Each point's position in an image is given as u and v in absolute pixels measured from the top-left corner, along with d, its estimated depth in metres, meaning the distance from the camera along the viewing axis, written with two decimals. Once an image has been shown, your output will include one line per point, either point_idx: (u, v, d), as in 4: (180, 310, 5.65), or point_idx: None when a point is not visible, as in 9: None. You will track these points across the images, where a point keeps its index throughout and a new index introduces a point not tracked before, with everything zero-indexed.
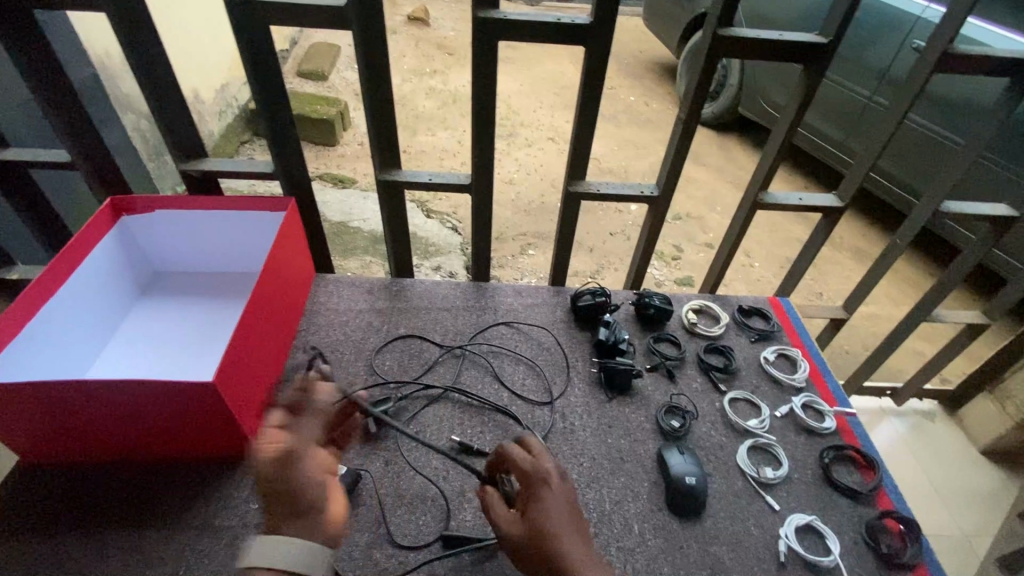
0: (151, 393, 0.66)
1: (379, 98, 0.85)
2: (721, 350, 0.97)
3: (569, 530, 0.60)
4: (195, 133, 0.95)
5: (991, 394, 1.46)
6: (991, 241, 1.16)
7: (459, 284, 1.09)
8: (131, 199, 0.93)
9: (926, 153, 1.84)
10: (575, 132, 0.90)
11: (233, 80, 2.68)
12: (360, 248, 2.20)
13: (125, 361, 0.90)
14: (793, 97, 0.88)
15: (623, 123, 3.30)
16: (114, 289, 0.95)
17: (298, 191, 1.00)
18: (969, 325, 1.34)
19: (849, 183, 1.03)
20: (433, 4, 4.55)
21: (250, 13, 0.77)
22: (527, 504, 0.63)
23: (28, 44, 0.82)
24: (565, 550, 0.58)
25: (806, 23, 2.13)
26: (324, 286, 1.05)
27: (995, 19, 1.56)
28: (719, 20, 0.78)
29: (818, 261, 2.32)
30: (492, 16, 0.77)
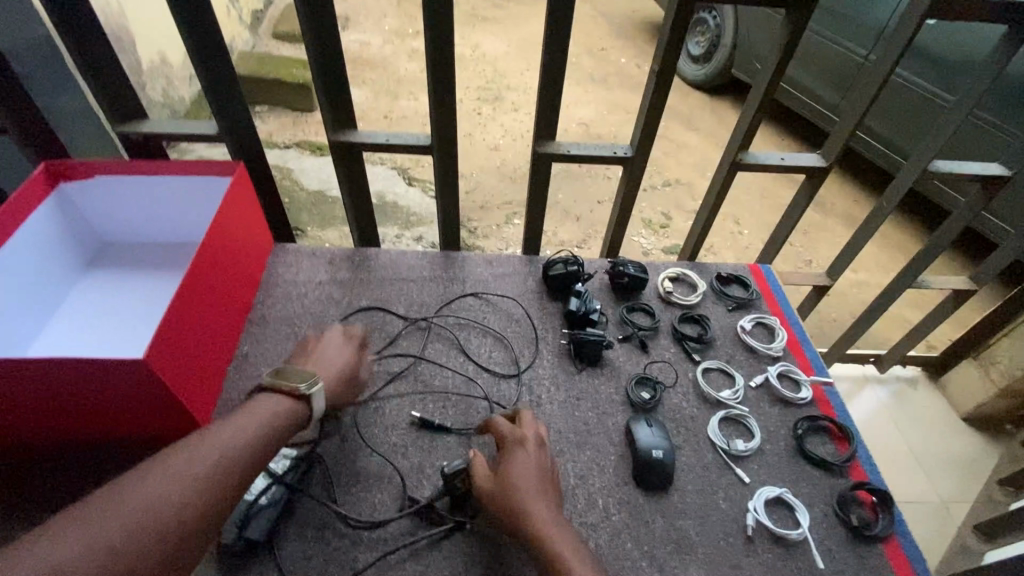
0: (79, 371, 0.61)
1: (326, 50, 0.78)
2: (696, 320, 0.94)
3: (536, 491, 0.63)
4: (132, 91, 0.87)
5: (975, 360, 1.45)
6: (980, 203, 1.12)
7: (426, 254, 1.04)
8: (68, 164, 0.86)
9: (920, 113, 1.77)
10: (541, 87, 0.84)
11: None
12: (339, 218, 2.13)
13: (70, 338, 0.85)
14: (776, 48, 0.82)
15: (613, 86, 3.19)
16: (56, 262, 0.89)
17: (248, 155, 0.93)
18: (955, 291, 1.30)
19: (834, 141, 0.98)
20: None
21: None
22: (498, 465, 0.67)
23: None
24: (530, 509, 0.61)
25: None
26: (283, 257, 1.00)
27: None
28: None
29: (807, 228, 2.27)
30: None
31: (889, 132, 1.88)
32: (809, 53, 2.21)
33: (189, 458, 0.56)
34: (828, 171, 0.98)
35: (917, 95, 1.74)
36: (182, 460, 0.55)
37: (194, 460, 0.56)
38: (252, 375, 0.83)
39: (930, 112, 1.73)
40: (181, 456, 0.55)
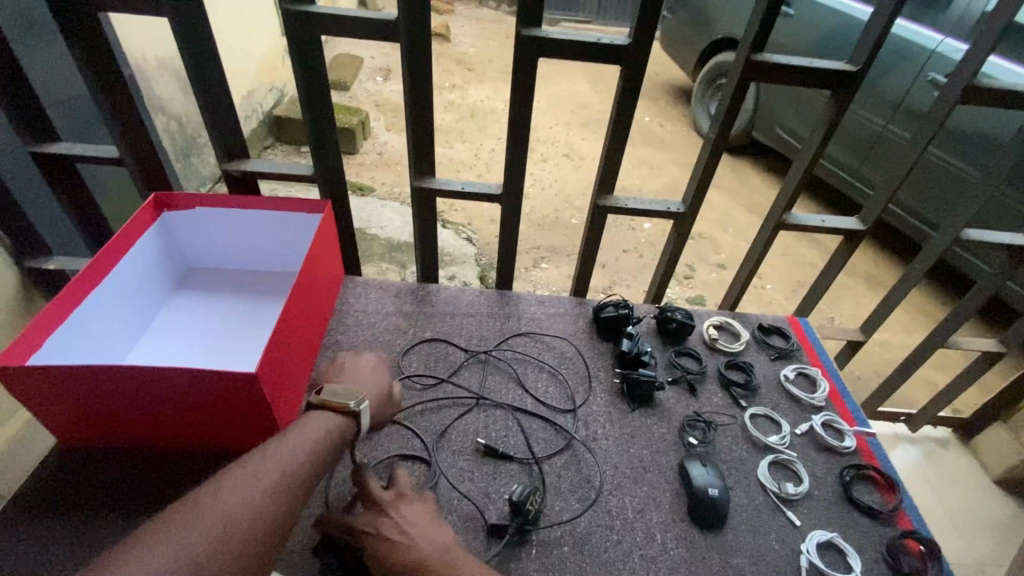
0: (193, 380, 0.68)
1: (420, 108, 0.88)
2: (741, 367, 0.99)
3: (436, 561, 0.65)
4: (240, 135, 0.97)
5: (1005, 424, 1.46)
6: (1007, 271, 1.18)
7: (484, 292, 1.11)
8: (174, 196, 0.96)
9: (940, 182, 1.87)
10: (606, 148, 0.93)
11: (259, 86, 2.76)
12: (379, 255, 2.23)
13: (160, 353, 0.92)
14: (820, 124, 0.90)
15: (638, 143, 3.35)
16: (154, 281, 0.98)
17: (334, 195, 1.02)
18: (984, 353, 1.34)
19: (871, 207, 1.05)
20: (455, 21, 4.67)
21: (302, 27, 0.80)
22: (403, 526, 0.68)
23: (89, 37, 0.85)
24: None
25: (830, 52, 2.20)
26: (353, 288, 1.08)
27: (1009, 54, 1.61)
28: (753, 47, 0.80)
29: (830, 286, 2.33)
30: (535, 34, 0.80)
31: (912, 199, 1.97)
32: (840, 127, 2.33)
33: (262, 472, 0.59)
34: (865, 234, 1.05)
35: (944, 169, 1.84)
36: (253, 479, 0.58)
37: (259, 473, 0.59)
38: None
39: (956, 184, 1.82)
40: (249, 473, 0.59)
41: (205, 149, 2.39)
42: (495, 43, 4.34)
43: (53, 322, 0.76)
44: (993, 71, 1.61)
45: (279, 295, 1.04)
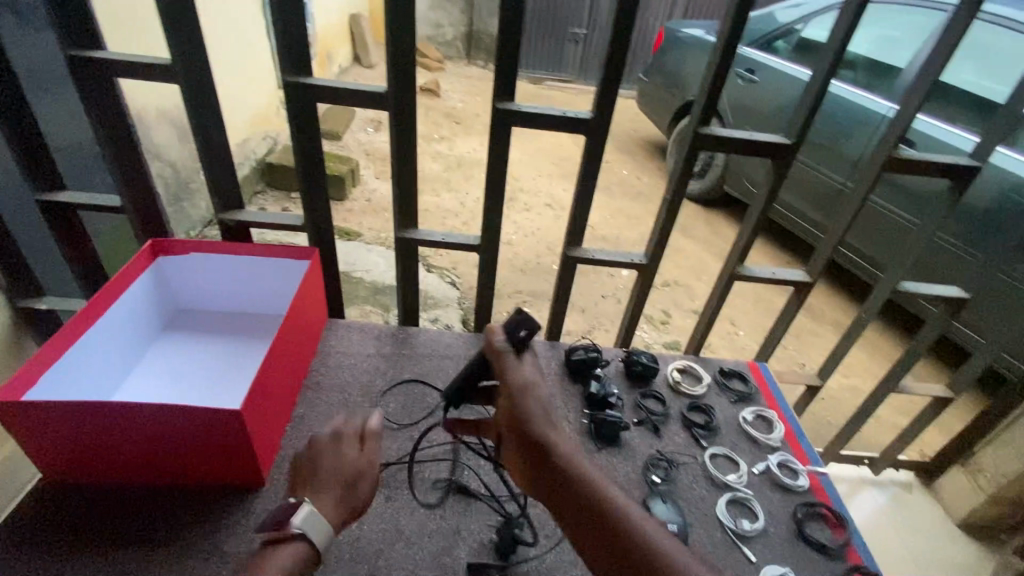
0: (179, 417, 0.72)
1: (405, 167, 0.97)
2: (702, 408, 1.05)
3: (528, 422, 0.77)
4: (236, 187, 1.04)
5: (963, 467, 1.52)
6: (945, 321, 1.28)
7: (461, 335, 1.17)
8: (170, 242, 1.02)
9: (886, 230, 2.04)
10: (575, 205, 1.02)
11: (253, 134, 2.87)
12: (363, 297, 2.28)
13: (144, 393, 0.95)
14: (765, 187, 1.01)
15: (616, 194, 3.52)
16: (144, 323, 1.02)
17: (322, 242, 1.09)
18: (936, 398, 1.42)
19: (818, 259, 1.15)
20: (444, 77, 4.93)
21: (300, 94, 0.89)
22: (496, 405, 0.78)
23: (103, 99, 0.93)
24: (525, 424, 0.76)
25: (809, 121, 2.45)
26: (336, 330, 1.13)
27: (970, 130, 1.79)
28: (700, 120, 0.91)
29: (799, 333, 2.43)
30: (510, 107, 0.89)
31: (862, 244, 2.15)
32: (802, 180, 2.57)
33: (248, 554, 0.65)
34: (812, 285, 1.14)
35: (888, 217, 2.01)
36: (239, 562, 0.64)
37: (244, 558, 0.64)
38: (306, 434, 0.92)
39: (900, 234, 1.98)
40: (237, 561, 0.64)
41: (198, 193, 2.46)
42: (482, 99, 4.59)
43: (48, 359, 0.80)
44: (1002, 160, 1.80)
45: (265, 336, 1.08)
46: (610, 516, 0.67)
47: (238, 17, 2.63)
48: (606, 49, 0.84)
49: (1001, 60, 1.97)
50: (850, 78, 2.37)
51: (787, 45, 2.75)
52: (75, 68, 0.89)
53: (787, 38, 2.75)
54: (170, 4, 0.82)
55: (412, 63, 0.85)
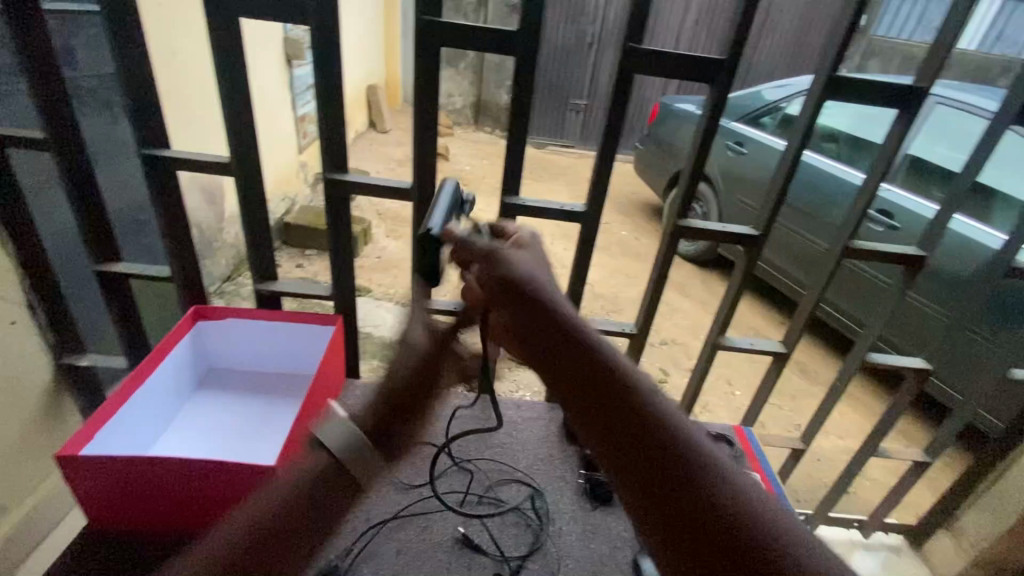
0: (221, 472, 0.81)
1: None
2: None
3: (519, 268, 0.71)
4: (271, 260, 1.17)
5: (947, 530, 1.57)
6: (916, 391, 1.37)
7: (468, 395, 1.26)
8: (211, 308, 1.14)
9: (868, 292, 2.19)
10: (572, 282, 1.14)
11: (274, 195, 3.07)
12: (372, 352, 2.36)
13: (180, 447, 1.04)
14: (741, 268, 1.13)
15: (615, 254, 3.68)
16: (182, 381, 1.12)
17: (345, 310, 1.20)
18: (916, 462, 1.49)
19: (793, 329, 1.25)
20: (453, 142, 5.26)
21: (335, 185, 1.03)
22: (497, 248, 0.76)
23: (165, 187, 1.08)
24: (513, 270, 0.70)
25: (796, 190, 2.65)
26: (353, 390, 1.23)
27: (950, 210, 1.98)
28: (678, 214, 1.04)
29: (792, 393, 2.50)
30: (514, 202, 1.04)
31: (843, 302, 2.30)
32: (791, 246, 2.74)
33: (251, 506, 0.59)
34: (788, 355, 1.25)
35: (861, 276, 2.19)
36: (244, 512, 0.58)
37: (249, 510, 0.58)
38: None
39: (876, 293, 2.15)
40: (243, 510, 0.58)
41: (220, 251, 2.63)
42: (488, 162, 4.88)
43: (103, 418, 0.90)
44: (963, 231, 1.95)
45: (289, 396, 1.18)
46: (653, 420, 0.57)
47: (267, 91, 2.88)
48: (598, 156, 0.98)
49: (970, 142, 2.18)
50: (832, 149, 2.57)
51: (772, 121, 2.96)
52: (146, 163, 1.05)
53: (772, 115, 2.98)
54: (234, 114, 0.98)
55: (432, 163, 1.00)
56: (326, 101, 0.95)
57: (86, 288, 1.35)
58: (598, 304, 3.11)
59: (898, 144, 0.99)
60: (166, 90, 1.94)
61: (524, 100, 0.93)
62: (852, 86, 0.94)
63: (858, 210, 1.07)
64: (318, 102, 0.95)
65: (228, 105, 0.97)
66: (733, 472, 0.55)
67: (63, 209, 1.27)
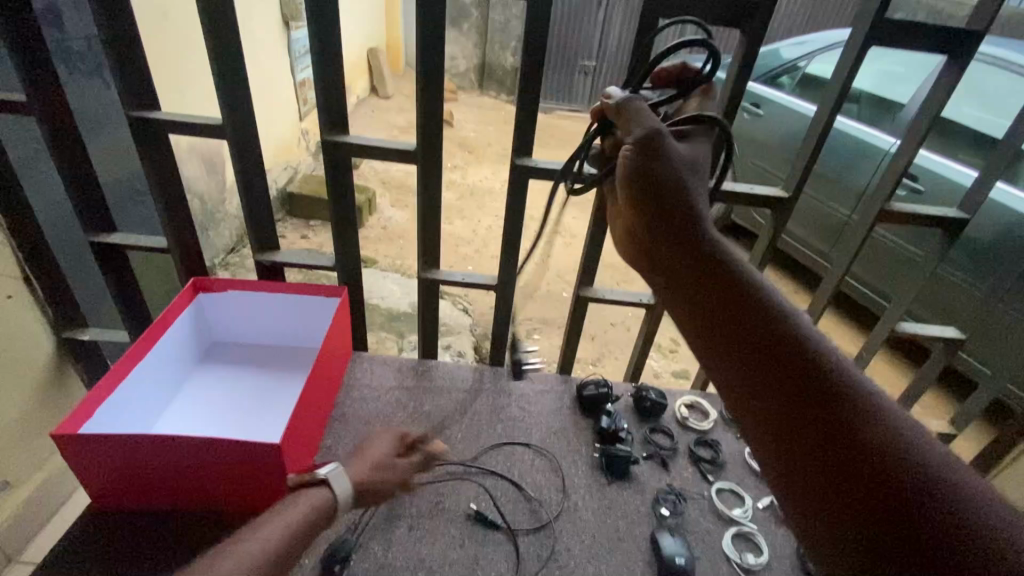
0: (226, 449, 0.78)
1: (430, 213, 1.04)
2: (709, 443, 1.09)
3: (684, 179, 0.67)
4: (272, 230, 1.12)
5: None
6: (945, 362, 1.32)
7: (478, 367, 1.23)
8: (210, 281, 1.09)
9: (894, 262, 2.12)
10: (587, 251, 1.08)
11: (275, 165, 2.99)
12: (379, 323, 2.30)
13: (185, 421, 1.02)
14: (766, 235, 1.07)
15: None
16: (185, 356, 1.09)
17: (349, 282, 1.16)
18: (940, 434, 1.46)
19: (818, 299, 1.20)
20: (458, 107, 5.10)
21: (335, 149, 0.97)
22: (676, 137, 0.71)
23: (157, 152, 1.02)
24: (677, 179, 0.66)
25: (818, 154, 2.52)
26: (360, 364, 1.19)
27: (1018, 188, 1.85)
28: (701, 178, 0.98)
29: None
30: (526, 164, 0.97)
31: (866, 274, 2.24)
32: (809, 212, 2.65)
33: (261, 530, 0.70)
34: (813, 325, 1.20)
35: (893, 248, 2.11)
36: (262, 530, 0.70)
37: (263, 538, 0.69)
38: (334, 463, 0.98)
39: (904, 264, 2.08)
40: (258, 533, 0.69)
41: (223, 222, 2.57)
42: (493, 129, 4.74)
43: (102, 394, 0.87)
44: (1004, 198, 1.84)
45: (294, 370, 1.15)
46: (810, 353, 0.58)
47: (264, 55, 2.76)
48: None
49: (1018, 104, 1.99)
50: (853, 111, 2.43)
51: (791, 81, 2.82)
52: (135, 127, 0.98)
53: (791, 75, 2.83)
54: (225, 73, 0.91)
55: (438, 124, 0.93)
56: (323, 57, 0.88)
57: (81, 260, 1.30)
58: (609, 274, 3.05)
59: (945, 98, 0.91)
60: (157, 54, 1.85)
61: (537, 51, 0.85)
62: (899, 31, 0.85)
63: (895, 172, 1.00)
64: (314, 58, 0.87)
65: (218, 62, 0.90)
66: (885, 405, 0.56)
67: (54, 178, 1.22)
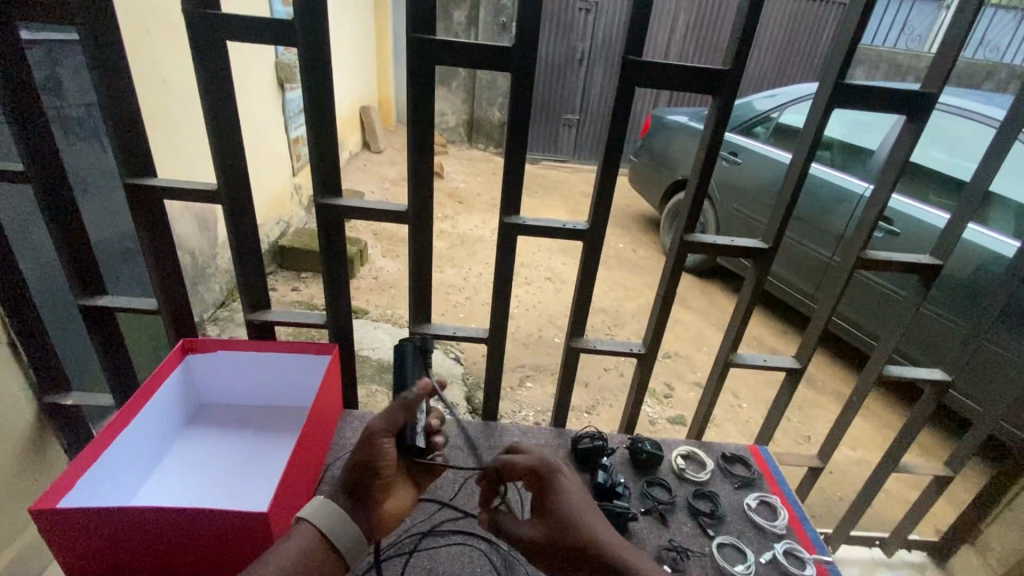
0: (209, 521, 0.76)
1: (421, 270, 1.05)
2: (707, 496, 1.08)
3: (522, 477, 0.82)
4: (263, 289, 1.12)
5: (973, 546, 1.57)
6: (935, 403, 1.33)
7: (471, 424, 1.21)
8: (199, 341, 1.08)
9: (878, 301, 2.16)
10: (577, 303, 1.10)
11: (268, 219, 3.04)
12: (370, 376, 2.27)
13: (167, 492, 0.98)
14: (750, 283, 1.09)
15: (615, 267, 3.65)
16: (170, 420, 1.07)
17: (341, 339, 1.16)
18: (937, 477, 1.45)
19: (805, 344, 1.21)
20: (447, 160, 5.26)
21: (327, 211, 0.99)
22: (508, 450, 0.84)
23: (150, 216, 1.03)
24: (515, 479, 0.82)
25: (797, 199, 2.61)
26: (350, 422, 1.18)
27: (995, 228, 1.92)
28: (684, 231, 1.01)
29: (801, 405, 2.45)
30: (514, 221, 0.99)
31: (852, 313, 2.28)
32: (792, 255, 2.71)
33: None
34: (802, 370, 1.21)
35: (877, 289, 2.15)
36: None
37: None
38: None
39: (887, 304, 2.13)
40: None
41: (213, 276, 2.57)
42: (483, 179, 4.87)
43: (84, 463, 0.85)
44: (979, 240, 1.92)
45: (282, 431, 1.12)
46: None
47: (259, 114, 2.86)
48: (599, 172, 0.95)
49: (980, 148, 2.10)
50: (827, 158, 2.55)
51: (765, 130, 2.95)
52: (130, 193, 1.01)
53: (765, 125, 2.97)
54: (219, 139, 0.94)
55: (428, 185, 0.96)
56: (316, 124, 0.91)
57: (68, 322, 1.30)
58: (600, 319, 3.06)
59: (909, 150, 0.96)
60: (154, 117, 1.91)
61: (521, 116, 0.89)
62: (860, 92, 0.91)
63: (868, 221, 1.05)
64: (307, 125, 0.91)
65: (213, 130, 0.93)
66: None
67: (45, 240, 1.23)
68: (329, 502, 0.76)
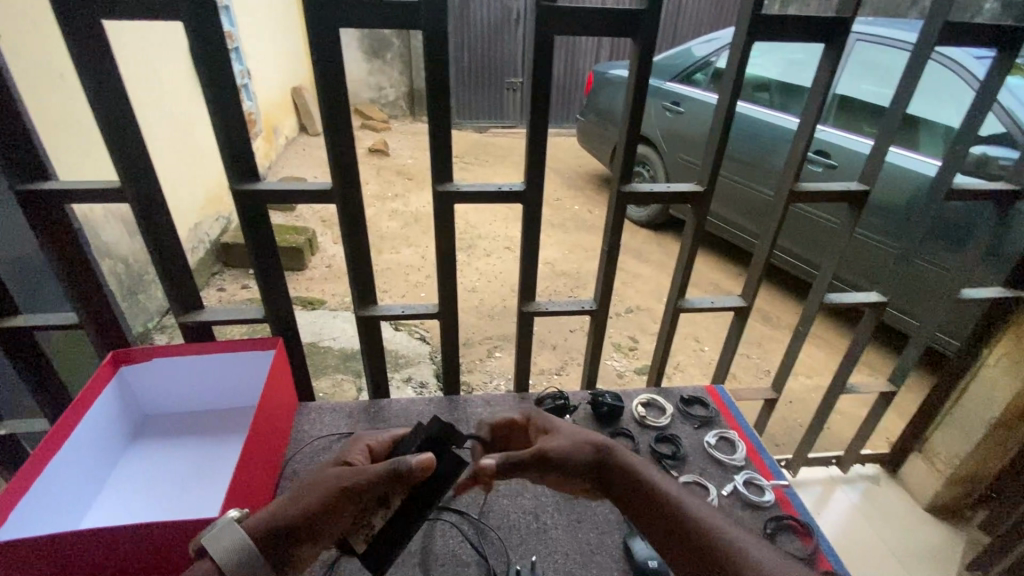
0: (161, 532, 0.73)
1: (358, 251, 1.01)
2: (669, 439, 1.11)
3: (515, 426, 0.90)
4: (192, 289, 1.06)
5: (920, 453, 1.69)
6: (875, 323, 1.39)
7: (432, 400, 1.20)
8: (132, 351, 1.02)
9: (817, 231, 2.23)
10: (524, 265, 1.08)
11: (205, 217, 2.88)
12: (333, 366, 2.22)
13: (117, 510, 0.94)
14: (690, 227, 1.10)
15: (571, 229, 3.66)
16: (111, 437, 1.01)
17: (285, 332, 1.11)
18: (883, 393, 1.53)
19: (750, 281, 1.24)
20: (391, 136, 5.08)
21: (246, 197, 0.93)
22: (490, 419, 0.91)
23: (52, 224, 0.95)
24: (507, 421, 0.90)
25: (739, 142, 2.64)
26: (308, 414, 1.15)
27: (916, 149, 2.02)
28: (620, 180, 1.00)
29: (759, 341, 2.55)
30: (448, 188, 0.96)
31: (793, 247, 2.36)
32: (738, 198, 2.77)
33: None
34: (749, 308, 1.24)
35: (814, 220, 2.22)
36: None
37: None
38: None
39: (824, 234, 2.21)
40: None
41: (153, 283, 2.43)
42: None
43: (16, 492, 0.79)
44: (904, 163, 2.01)
45: (236, 433, 1.08)
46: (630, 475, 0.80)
47: (177, 104, 2.65)
48: (528, 130, 0.92)
49: (896, 70, 2.19)
50: (765, 99, 2.58)
51: (705, 76, 2.95)
52: (23, 200, 0.91)
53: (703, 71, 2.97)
54: (113, 131, 0.86)
55: (351, 160, 0.91)
56: (218, 105, 0.84)
57: None
58: (561, 282, 3.07)
59: (831, 77, 0.97)
60: (48, 116, 1.73)
61: (438, 76, 0.85)
62: (779, 23, 0.90)
63: (798, 153, 1.06)
64: (208, 108, 0.84)
65: (104, 122, 0.85)
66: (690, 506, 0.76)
67: None
68: (243, 538, 0.69)
